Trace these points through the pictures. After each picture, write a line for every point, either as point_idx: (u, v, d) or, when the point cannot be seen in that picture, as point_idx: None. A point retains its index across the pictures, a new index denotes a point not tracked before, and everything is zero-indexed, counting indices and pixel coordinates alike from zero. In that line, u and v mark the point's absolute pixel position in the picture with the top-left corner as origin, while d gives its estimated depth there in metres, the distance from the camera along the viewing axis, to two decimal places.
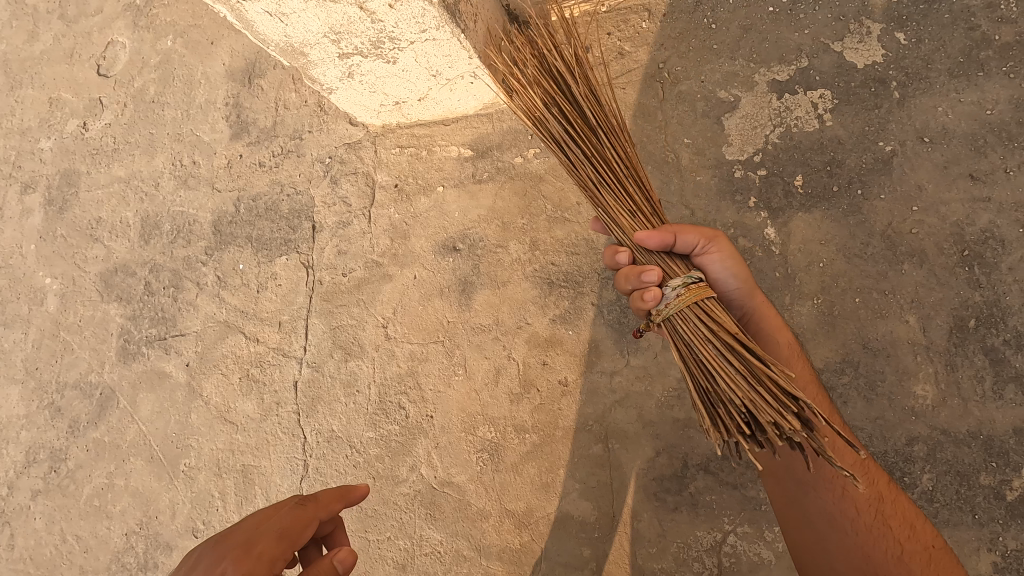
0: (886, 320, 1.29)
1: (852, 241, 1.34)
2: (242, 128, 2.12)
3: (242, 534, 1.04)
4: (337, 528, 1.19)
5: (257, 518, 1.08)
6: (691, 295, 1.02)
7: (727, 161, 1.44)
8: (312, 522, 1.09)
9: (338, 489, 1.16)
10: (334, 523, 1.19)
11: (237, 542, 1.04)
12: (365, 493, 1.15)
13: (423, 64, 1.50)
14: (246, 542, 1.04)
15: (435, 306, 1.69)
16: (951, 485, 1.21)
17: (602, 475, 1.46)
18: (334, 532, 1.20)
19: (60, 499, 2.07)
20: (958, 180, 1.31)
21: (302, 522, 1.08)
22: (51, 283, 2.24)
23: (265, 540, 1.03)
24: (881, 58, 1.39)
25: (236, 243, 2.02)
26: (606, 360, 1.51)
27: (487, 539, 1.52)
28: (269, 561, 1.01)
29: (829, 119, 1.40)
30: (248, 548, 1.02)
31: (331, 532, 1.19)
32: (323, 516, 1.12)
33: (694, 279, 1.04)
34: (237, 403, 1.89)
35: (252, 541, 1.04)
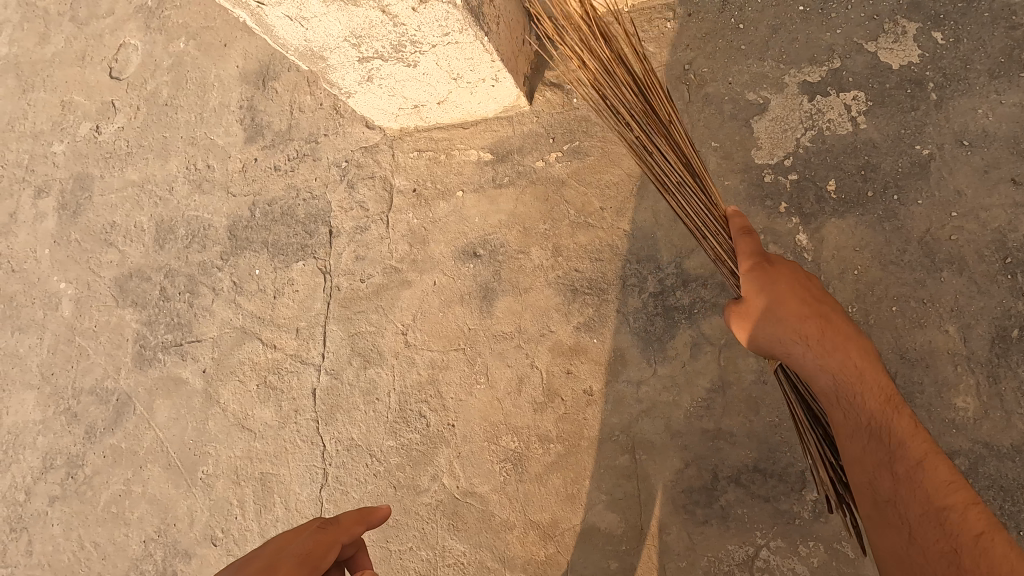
0: (924, 329, 1.26)
1: (888, 247, 1.30)
2: (256, 131, 2.09)
3: (263, 559, 0.99)
4: (357, 552, 1.15)
5: (276, 543, 1.04)
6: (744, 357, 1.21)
7: (757, 165, 1.41)
8: (337, 543, 1.06)
9: (358, 512, 1.13)
10: (353, 547, 1.14)
11: (258, 568, 0.98)
12: (386, 514, 1.14)
13: (444, 68, 1.47)
14: (266, 567, 0.98)
15: (455, 313, 1.67)
16: (994, 500, 1.18)
17: (629, 487, 1.43)
18: (352, 558, 1.15)
19: (77, 506, 2.06)
20: (999, 185, 1.27)
21: (326, 544, 1.05)
22: (65, 288, 2.23)
23: (291, 562, 0.99)
24: (917, 58, 1.35)
25: (252, 248, 2.00)
26: (632, 369, 1.48)
27: (511, 550, 1.50)
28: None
29: (862, 121, 1.36)
30: (275, 570, 0.97)
31: (349, 559, 1.14)
32: (345, 539, 1.09)
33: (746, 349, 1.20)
34: (254, 410, 1.88)
35: (275, 565, 0.98)
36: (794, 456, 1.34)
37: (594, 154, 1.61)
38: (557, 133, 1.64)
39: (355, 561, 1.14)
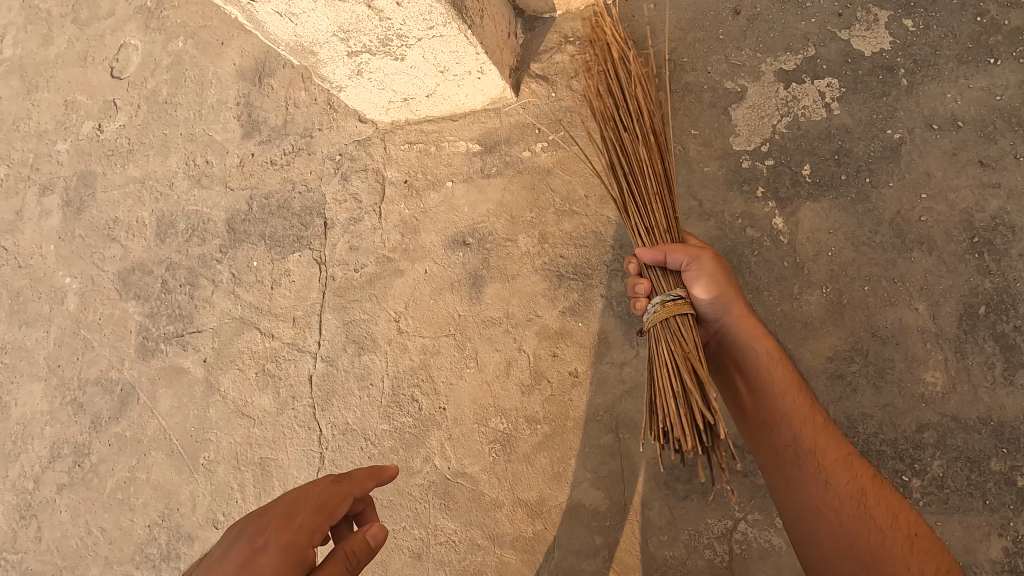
0: (895, 308, 1.30)
1: (861, 229, 1.34)
2: (253, 127, 2.15)
3: (282, 507, 1.15)
4: (366, 508, 1.28)
5: (295, 492, 1.19)
6: (665, 311, 1.17)
7: (734, 151, 1.45)
8: (347, 497, 1.18)
9: (369, 469, 1.24)
10: (367, 499, 1.28)
11: (277, 514, 1.15)
12: (395, 473, 1.24)
13: (431, 61, 1.52)
14: (284, 515, 1.15)
15: (445, 300, 1.72)
16: (961, 471, 1.22)
17: (613, 465, 1.48)
18: (365, 508, 1.28)
19: (84, 492, 2.13)
20: (968, 167, 1.31)
21: (339, 497, 1.18)
22: (70, 282, 2.29)
23: (305, 512, 1.14)
24: (889, 45, 1.39)
25: (250, 241, 2.06)
26: (616, 351, 1.52)
27: (500, 527, 1.55)
28: (308, 531, 1.12)
29: (837, 107, 1.40)
30: (289, 519, 1.14)
31: (361, 510, 1.28)
32: (357, 492, 1.21)
33: (672, 296, 1.18)
34: (253, 397, 1.93)
35: (290, 514, 1.14)
36: None
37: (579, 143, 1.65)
38: (543, 123, 1.69)
39: (368, 509, 1.28)
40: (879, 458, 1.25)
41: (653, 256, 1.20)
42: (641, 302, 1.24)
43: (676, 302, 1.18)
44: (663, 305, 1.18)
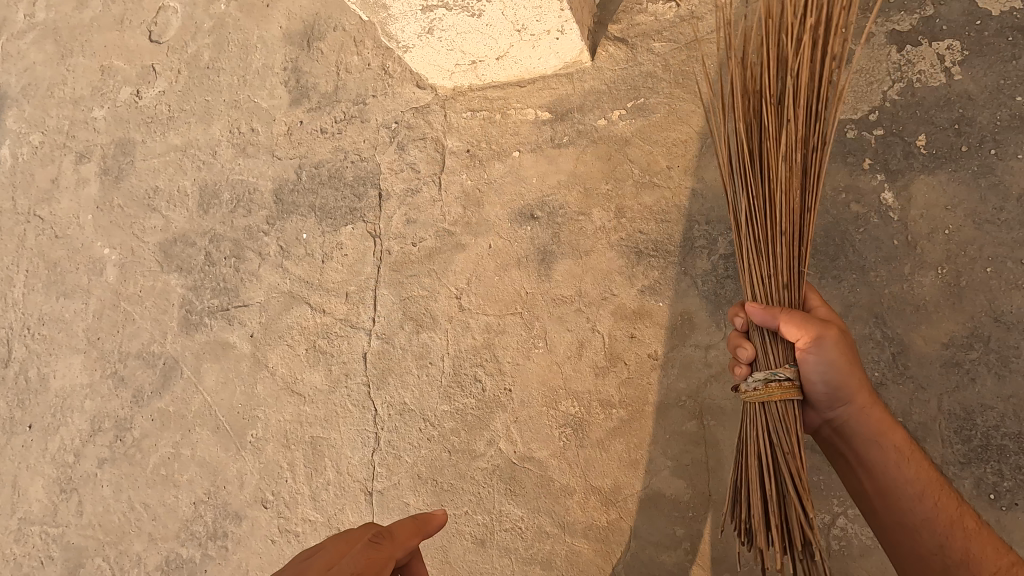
0: (1022, 292, 1.19)
1: (983, 205, 1.23)
2: (301, 94, 2.05)
3: None
4: (412, 562, 1.12)
5: (328, 558, 0.99)
6: (770, 391, 1.04)
7: (838, 120, 1.35)
8: (389, 561, 1.02)
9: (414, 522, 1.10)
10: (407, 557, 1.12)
11: None
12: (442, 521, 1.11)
13: (510, 17, 1.43)
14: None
15: (512, 276, 1.63)
16: None
17: (697, 452, 1.39)
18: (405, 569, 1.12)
19: (126, 467, 2.09)
20: None
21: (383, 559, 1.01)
22: (110, 253, 2.23)
23: None
24: (1021, 3, 1.26)
25: (299, 212, 1.97)
26: (700, 333, 1.42)
27: (571, 515, 1.47)
28: None
29: (958, 72, 1.28)
30: None
31: (406, 566, 1.13)
32: (399, 554, 1.05)
33: (779, 376, 1.04)
34: (304, 374, 1.87)
35: None
36: None
37: (661, 111, 1.53)
38: (620, 89, 1.57)
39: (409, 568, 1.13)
40: (1001, 453, 1.17)
41: (764, 319, 1.05)
42: (740, 368, 1.10)
43: (765, 390, 1.04)
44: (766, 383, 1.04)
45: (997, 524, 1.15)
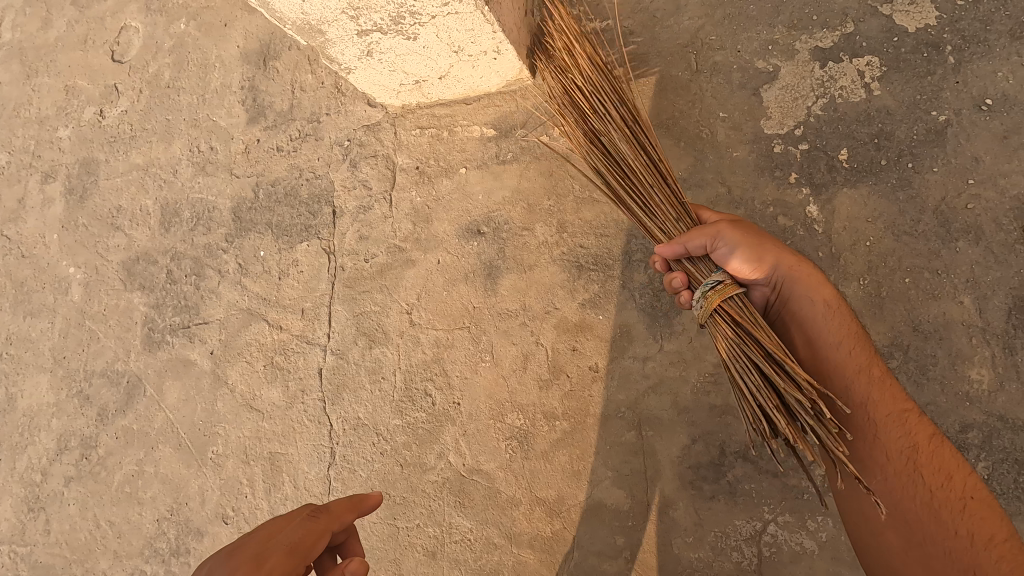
0: (939, 301, 1.22)
1: (902, 217, 1.26)
2: (258, 112, 2.07)
3: (254, 546, 1.04)
4: (348, 538, 1.19)
5: (267, 531, 1.07)
6: (709, 304, 1.11)
7: (766, 135, 1.38)
8: (325, 533, 1.09)
9: (352, 499, 1.16)
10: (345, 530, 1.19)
11: (248, 555, 1.03)
12: (376, 502, 1.17)
13: (445, 40, 1.45)
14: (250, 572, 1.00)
15: (460, 291, 1.65)
16: (1009, 474, 1.14)
17: (636, 463, 1.40)
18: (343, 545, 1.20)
19: (92, 486, 2.10)
20: (1018, 151, 1.22)
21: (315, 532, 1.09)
22: (74, 272, 2.25)
23: (278, 554, 1.02)
24: (934, 20, 1.29)
25: (257, 230, 2.00)
26: (638, 345, 1.44)
27: (517, 526, 1.50)
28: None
29: (876, 88, 1.31)
30: (261, 562, 1.01)
31: (343, 541, 1.20)
32: (336, 527, 1.12)
33: (710, 285, 1.11)
34: (262, 390, 1.89)
35: (263, 557, 1.01)
36: None
37: None
38: None
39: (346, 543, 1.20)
40: None
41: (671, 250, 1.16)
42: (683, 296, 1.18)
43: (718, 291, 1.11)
44: (706, 297, 1.11)
45: None
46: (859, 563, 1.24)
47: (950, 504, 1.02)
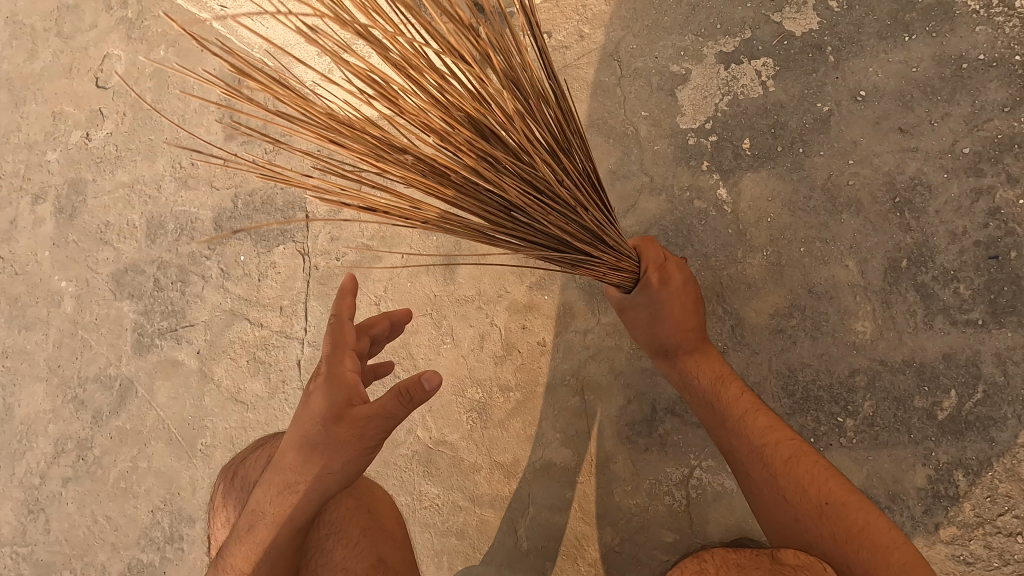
0: (828, 266, 1.41)
1: (796, 195, 1.45)
2: (235, 129, 2.24)
3: (329, 344, 1.21)
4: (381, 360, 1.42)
5: (333, 339, 1.22)
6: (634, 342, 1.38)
7: (681, 129, 1.57)
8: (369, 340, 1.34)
9: (386, 312, 1.40)
10: (383, 345, 1.43)
11: (328, 355, 1.21)
12: (407, 316, 1.41)
13: None
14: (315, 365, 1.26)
15: (422, 282, 1.82)
16: (890, 409, 1.35)
17: (581, 424, 1.58)
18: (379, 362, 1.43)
19: (89, 484, 2.24)
20: (889, 134, 1.41)
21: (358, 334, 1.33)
22: (67, 286, 2.39)
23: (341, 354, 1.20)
24: (816, 26, 1.48)
25: (237, 237, 2.16)
26: (579, 320, 1.62)
27: (480, 489, 1.66)
28: (346, 376, 1.17)
29: (772, 85, 1.50)
30: (334, 358, 1.19)
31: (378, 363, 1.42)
32: (377, 336, 1.37)
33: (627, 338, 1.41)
34: (246, 383, 2.06)
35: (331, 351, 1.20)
36: None
37: None
38: None
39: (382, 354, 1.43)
40: (817, 402, 1.39)
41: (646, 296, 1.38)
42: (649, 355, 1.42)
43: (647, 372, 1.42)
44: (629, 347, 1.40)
45: None
46: None
47: (815, 512, 1.12)
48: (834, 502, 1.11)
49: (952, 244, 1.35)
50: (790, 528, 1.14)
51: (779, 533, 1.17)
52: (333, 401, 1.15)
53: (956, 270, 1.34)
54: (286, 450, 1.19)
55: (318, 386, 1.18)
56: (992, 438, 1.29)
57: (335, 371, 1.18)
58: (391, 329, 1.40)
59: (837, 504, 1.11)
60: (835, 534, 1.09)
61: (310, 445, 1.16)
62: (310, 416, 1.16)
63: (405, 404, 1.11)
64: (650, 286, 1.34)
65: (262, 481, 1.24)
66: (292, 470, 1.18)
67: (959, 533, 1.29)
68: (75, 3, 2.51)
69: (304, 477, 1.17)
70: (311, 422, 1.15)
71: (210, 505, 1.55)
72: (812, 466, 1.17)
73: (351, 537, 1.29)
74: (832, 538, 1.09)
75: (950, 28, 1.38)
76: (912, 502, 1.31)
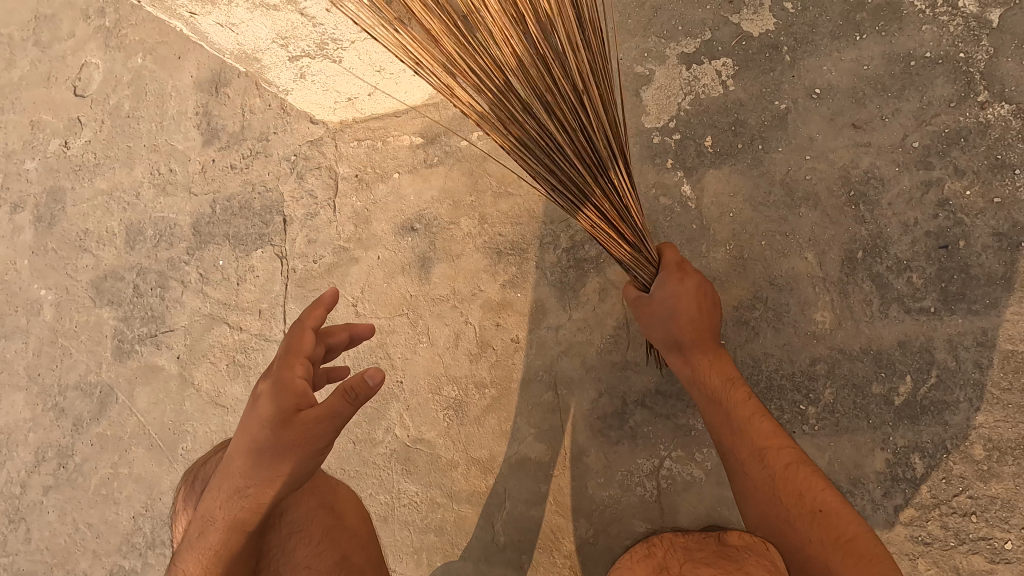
0: (788, 258, 1.46)
1: (757, 190, 1.50)
2: (212, 135, 2.26)
3: (280, 352, 1.20)
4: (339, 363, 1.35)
5: (284, 346, 1.21)
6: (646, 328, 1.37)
7: (646, 129, 1.61)
8: (325, 347, 1.28)
9: (346, 323, 1.30)
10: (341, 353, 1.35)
11: (276, 362, 1.20)
12: (368, 330, 1.30)
13: (366, 62, 1.64)
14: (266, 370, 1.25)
15: (398, 282, 1.85)
16: (849, 396, 1.39)
17: (554, 419, 1.61)
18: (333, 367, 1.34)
19: (69, 492, 2.23)
20: (843, 130, 1.46)
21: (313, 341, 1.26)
22: (46, 294, 2.39)
23: (291, 362, 1.19)
24: (772, 27, 1.53)
25: (215, 241, 2.17)
26: (551, 316, 1.65)
27: (457, 485, 1.68)
28: (293, 384, 1.16)
29: (731, 84, 1.55)
30: (285, 366, 1.18)
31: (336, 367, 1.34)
32: (333, 344, 1.29)
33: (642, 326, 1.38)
34: (226, 387, 2.08)
35: (285, 359, 1.19)
36: None
37: None
38: None
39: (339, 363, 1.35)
40: (780, 391, 1.42)
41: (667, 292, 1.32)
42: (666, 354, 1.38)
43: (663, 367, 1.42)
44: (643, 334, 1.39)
45: None
46: None
47: (808, 520, 1.12)
48: (828, 511, 1.11)
49: (905, 235, 1.40)
50: (783, 531, 1.14)
51: (770, 535, 1.17)
52: (278, 407, 1.14)
53: (909, 260, 1.39)
54: (234, 455, 1.21)
55: (266, 391, 1.18)
56: (946, 421, 1.34)
57: (282, 377, 1.18)
58: (351, 341, 1.30)
59: (830, 514, 1.11)
60: (822, 539, 1.09)
61: (258, 450, 1.17)
62: (256, 421, 1.17)
63: (351, 404, 1.10)
64: (667, 281, 1.29)
65: (213, 486, 1.26)
66: (242, 474, 1.20)
67: (917, 514, 1.34)
68: (52, 12, 2.52)
69: (254, 480, 1.19)
70: (257, 427, 1.16)
71: (173, 507, 1.56)
72: (807, 479, 1.15)
73: (311, 534, 1.29)
74: (820, 543, 1.09)
75: (898, 27, 1.43)
76: (872, 486, 1.36)
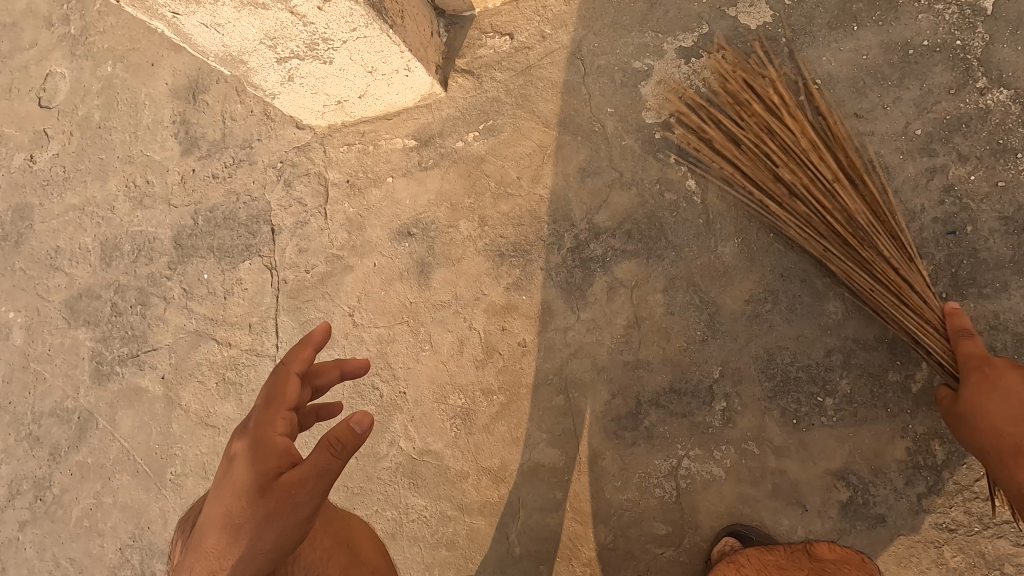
0: (797, 250, 1.46)
1: None
2: (191, 144, 2.17)
3: (257, 406, 1.01)
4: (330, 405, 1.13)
5: (262, 400, 1.02)
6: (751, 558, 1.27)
7: (648, 124, 1.59)
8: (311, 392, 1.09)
9: (335, 360, 1.11)
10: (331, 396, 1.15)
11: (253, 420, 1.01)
12: (363, 366, 1.11)
13: (358, 62, 1.60)
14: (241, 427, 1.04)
15: (396, 289, 1.79)
16: (866, 385, 1.40)
17: (567, 423, 1.57)
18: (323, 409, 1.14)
19: (48, 526, 2.10)
20: (845, 119, 1.46)
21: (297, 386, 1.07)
22: (15, 317, 2.26)
23: (270, 419, 0.99)
24: (770, 19, 1.53)
25: (199, 255, 2.08)
26: (559, 318, 1.61)
27: (468, 497, 1.63)
28: (275, 443, 0.97)
29: None
30: (262, 426, 0.99)
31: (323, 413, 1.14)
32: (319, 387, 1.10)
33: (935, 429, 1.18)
34: (216, 407, 1.98)
35: (264, 415, 1.00)
36: (703, 373, 1.49)
37: (507, 130, 1.72)
38: (472, 114, 1.77)
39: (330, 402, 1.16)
40: (797, 383, 1.43)
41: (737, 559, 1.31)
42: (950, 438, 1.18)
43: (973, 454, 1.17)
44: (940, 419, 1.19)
45: (801, 442, 1.43)
46: (758, 480, 1.45)
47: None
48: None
49: (912, 222, 1.40)
50: None
51: None
52: (257, 473, 0.95)
53: (918, 247, 1.40)
54: (202, 537, 0.97)
55: (241, 454, 0.98)
56: None
57: (261, 434, 0.98)
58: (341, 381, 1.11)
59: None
60: None
61: (234, 529, 0.95)
62: (231, 490, 0.96)
63: (338, 457, 0.95)
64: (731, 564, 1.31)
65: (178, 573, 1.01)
66: (212, 559, 0.96)
67: (938, 499, 1.35)
68: (13, 21, 2.40)
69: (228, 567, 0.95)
70: (232, 498, 0.95)
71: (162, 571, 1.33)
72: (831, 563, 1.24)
73: None
74: None
75: (894, 16, 1.45)
76: (894, 475, 1.37)
